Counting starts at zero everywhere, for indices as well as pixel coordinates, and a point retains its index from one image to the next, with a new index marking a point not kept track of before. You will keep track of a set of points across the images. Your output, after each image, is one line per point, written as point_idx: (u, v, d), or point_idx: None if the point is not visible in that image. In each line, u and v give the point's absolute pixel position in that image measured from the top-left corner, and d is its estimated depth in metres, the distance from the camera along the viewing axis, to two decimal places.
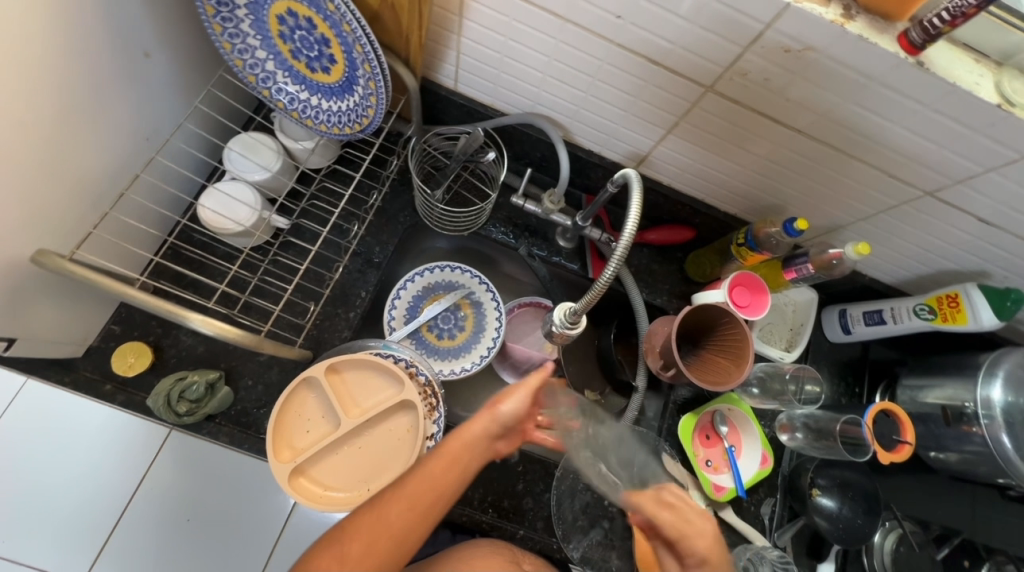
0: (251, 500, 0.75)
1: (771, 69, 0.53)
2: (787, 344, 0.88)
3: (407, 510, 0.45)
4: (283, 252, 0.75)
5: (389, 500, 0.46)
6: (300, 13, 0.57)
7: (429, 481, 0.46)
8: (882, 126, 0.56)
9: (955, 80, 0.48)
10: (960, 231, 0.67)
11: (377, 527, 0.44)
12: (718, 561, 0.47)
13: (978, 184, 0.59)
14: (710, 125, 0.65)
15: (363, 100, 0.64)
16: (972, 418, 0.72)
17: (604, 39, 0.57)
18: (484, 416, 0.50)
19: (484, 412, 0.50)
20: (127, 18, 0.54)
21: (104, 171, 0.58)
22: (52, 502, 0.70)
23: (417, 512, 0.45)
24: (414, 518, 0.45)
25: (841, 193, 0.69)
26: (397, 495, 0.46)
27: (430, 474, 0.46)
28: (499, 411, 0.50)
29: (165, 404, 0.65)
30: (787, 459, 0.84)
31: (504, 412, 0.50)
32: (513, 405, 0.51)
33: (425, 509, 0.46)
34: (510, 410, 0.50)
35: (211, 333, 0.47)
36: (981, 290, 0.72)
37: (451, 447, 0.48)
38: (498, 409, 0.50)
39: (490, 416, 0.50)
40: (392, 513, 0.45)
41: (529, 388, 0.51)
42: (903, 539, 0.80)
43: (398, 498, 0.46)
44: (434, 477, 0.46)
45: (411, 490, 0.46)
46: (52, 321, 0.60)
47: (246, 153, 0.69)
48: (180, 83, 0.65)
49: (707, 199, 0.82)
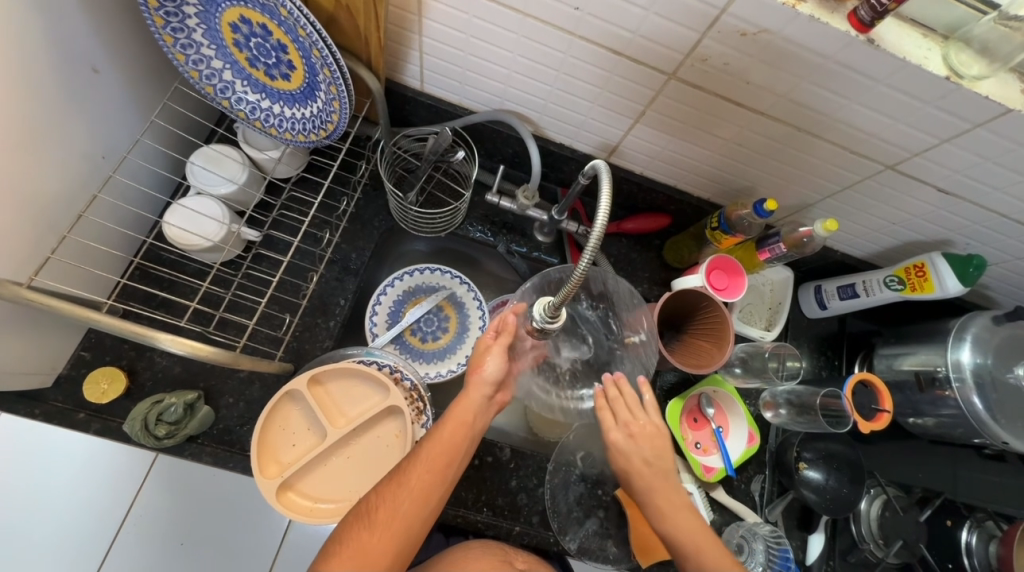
0: (253, 515, 0.84)
1: (730, 54, 0.54)
2: (767, 322, 0.90)
3: (427, 472, 0.52)
4: (256, 265, 0.74)
5: (409, 468, 0.52)
6: (253, 20, 0.55)
7: (441, 445, 0.53)
8: (841, 104, 0.57)
9: (906, 55, 0.49)
10: (922, 203, 0.69)
11: (401, 489, 0.51)
12: (648, 441, 0.58)
13: (935, 155, 0.60)
14: (675, 111, 0.66)
15: (326, 105, 0.62)
16: (944, 382, 0.75)
17: (564, 32, 0.57)
18: (478, 382, 0.57)
19: (476, 378, 0.57)
20: (71, 33, 0.52)
21: (59, 193, 0.56)
22: (58, 526, 0.78)
23: (436, 472, 0.52)
24: (434, 478, 0.52)
25: (808, 172, 0.70)
26: (416, 461, 0.52)
27: (441, 440, 0.53)
28: (484, 373, 0.57)
29: (143, 428, 0.63)
30: (773, 436, 0.86)
31: (494, 374, 0.57)
32: (499, 366, 0.57)
33: (442, 470, 0.53)
34: (494, 370, 0.57)
35: (183, 353, 0.46)
36: (945, 258, 0.74)
37: (457, 413, 0.55)
38: (484, 371, 0.57)
39: (480, 377, 0.57)
40: (413, 478, 0.52)
41: (502, 345, 0.58)
42: (888, 504, 0.82)
43: (416, 466, 0.52)
44: (445, 439, 0.53)
45: (425, 457, 0.53)
46: (16, 352, 0.58)
47: (210, 166, 0.68)
48: (133, 97, 0.63)
49: (679, 185, 0.83)
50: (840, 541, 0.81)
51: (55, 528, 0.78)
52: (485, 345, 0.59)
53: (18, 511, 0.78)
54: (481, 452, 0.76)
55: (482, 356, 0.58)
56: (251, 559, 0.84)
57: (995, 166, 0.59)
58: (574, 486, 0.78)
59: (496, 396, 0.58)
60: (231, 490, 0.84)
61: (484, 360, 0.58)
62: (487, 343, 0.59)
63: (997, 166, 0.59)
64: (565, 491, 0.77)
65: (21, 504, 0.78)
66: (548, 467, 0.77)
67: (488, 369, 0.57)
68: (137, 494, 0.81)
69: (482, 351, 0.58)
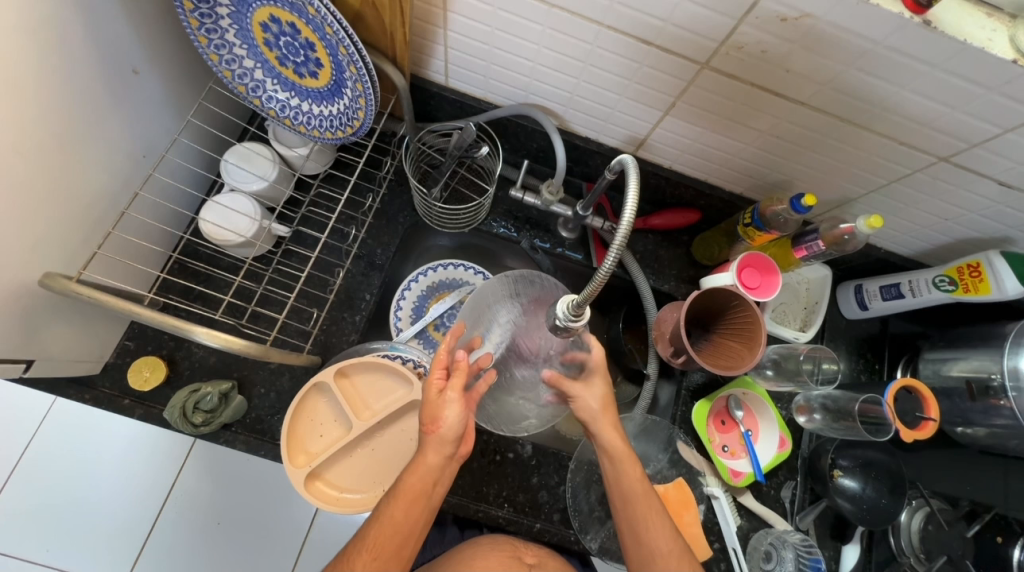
0: (288, 499, 0.88)
1: (768, 40, 0.51)
2: (802, 323, 0.86)
3: (377, 559, 0.50)
4: (286, 260, 0.75)
5: (357, 552, 0.50)
6: (283, 20, 0.56)
7: (392, 524, 0.51)
8: (892, 92, 0.53)
9: (967, 38, 0.45)
10: (980, 197, 0.64)
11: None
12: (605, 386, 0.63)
13: (996, 146, 0.56)
14: (707, 102, 0.63)
15: (352, 102, 0.62)
16: (999, 391, 0.70)
17: (591, 23, 0.56)
18: (433, 445, 0.53)
19: (428, 443, 0.53)
20: (114, 37, 0.55)
21: (103, 191, 0.59)
22: (110, 502, 0.84)
23: (385, 555, 0.50)
24: (385, 562, 0.50)
25: (852, 165, 0.66)
26: (366, 545, 0.50)
27: (390, 519, 0.51)
28: (440, 433, 0.53)
29: (182, 415, 0.66)
30: (805, 441, 0.82)
31: (448, 433, 0.53)
32: (455, 423, 0.53)
33: (393, 552, 0.51)
34: (449, 423, 0.53)
35: (216, 346, 0.47)
36: (1003, 257, 0.68)
37: (408, 485, 0.52)
38: (438, 429, 0.53)
39: (434, 440, 0.53)
40: (359, 565, 0.50)
41: (455, 395, 0.54)
42: (931, 517, 0.79)
43: (364, 552, 0.50)
44: (394, 519, 0.51)
45: (374, 540, 0.51)
46: (67, 341, 0.61)
47: (242, 164, 0.70)
48: (171, 97, 0.65)
49: (710, 179, 0.80)
50: (876, 553, 0.78)
51: (108, 505, 0.84)
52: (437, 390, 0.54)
53: (74, 488, 0.84)
54: (503, 448, 0.76)
55: (435, 406, 0.54)
56: (284, 542, 0.87)
57: None
58: (596, 485, 0.76)
59: (457, 450, 0.55)
60: (264, 476, 0.87)
61: (439, 412, 0.53)
62: (436, 385, 0.55)
63: None
64: (586, 491, 0.76)
65: (78, 481, 0.84)
66: (569, 465, 0.76)
67: (443, 427, 0.53)
68: (178, 476, 0.86)
69: (434, 398, 0.54)
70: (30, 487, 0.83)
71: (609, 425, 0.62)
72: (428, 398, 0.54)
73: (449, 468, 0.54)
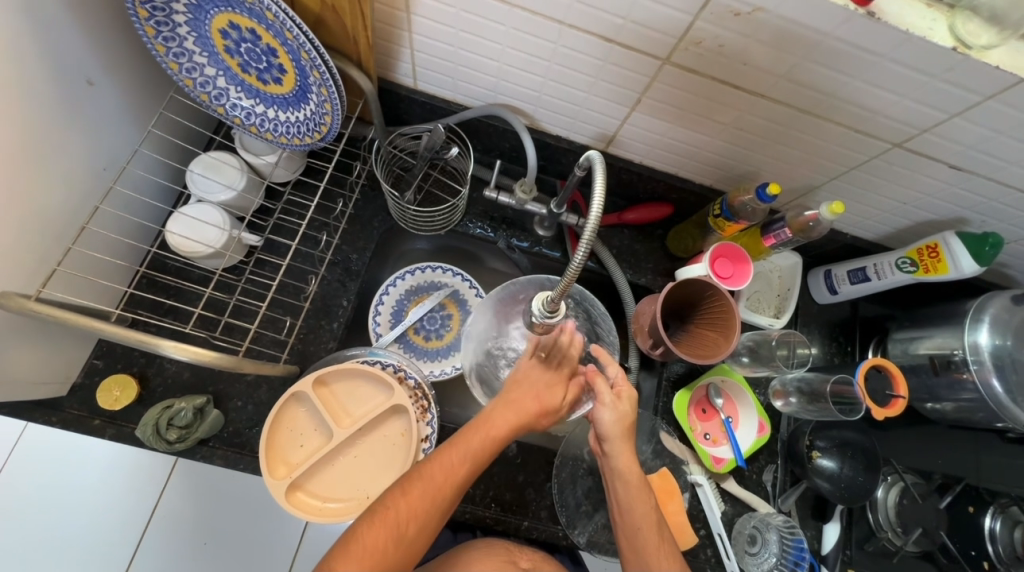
0: (275, 513, 0.86)
1: (725, 35, 0.52)
2: (776, 310, 0.88)
3: (424, 499, 0.50)
4: (259, 270, 0.74)
5: (402, 492, 0.50)
6: (242, 26, 0.55)
7: (447, 469, 0.52)
8: (844, 82, 0.55)
9: (909, 28, 0.47)
10: (934, 180, 0.67)
11: (427, 489, 0.50)
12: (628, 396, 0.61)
13: (944, 131, 0.58)
14: (672, 97, 0.64)
15: (318, 107, 0.62)
16: (961, 365, 0.73)
17: (554, 21, 0.56)
18: (508, 410, 0.57)
19: (506, 406, 0.57)
20: (66, 48, 0.53)
21: (61, 207, 0.57)
22: (86, 528, 0.81)
23: (431, 498, 0.50)
24: (426, 505, 0.50)
25: (813, 154, 0.68)
26: (416, 482, 0.50)
27: (447, 462, 0.52)
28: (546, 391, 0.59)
29: (155, 433, 0.64)
30: (784, 425, 0.85)
31: (526, 406, 0.57)
32: (536, 396, 0.58)
33: (437, 499, 0.51)
34: (557, 391, 0.59)
35: (187, 359, 0.46)
36: (960, 237, 0.71)
37: (474, 436, 0.54)
38: (516, 398, 0.57)
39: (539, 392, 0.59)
40: (436, 470, 0.51)
41: (554, 379, 0.60)
42: (906, 492, 0.81)
43: (410, 493, 0.50)
44: (450, 465, 0.52)
45: (425, 480, 0.51)
46: (28, 363, 0.59)
47: (207, 173, 0.68)
48: (130, 108, 0.64)
49: (680, 172, 0.81)
50: (856, 530, 0.80)
51: (84, 531, 0.81)
52: (540, 366, 0.60)
53: (47, 516, 0.81)
54: None
55: (528, 378, 0.59)
56: (272, 559, 0.85)
57: (1008, 139, 0.57)
58: (582, 480, 0.77)
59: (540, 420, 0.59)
60: (249, 492, 0.86)
61: (544, 381, 0.60)
62: (534, 361, 0.61)
63: (1011, 140, 0.57)
64: (573, 485, 0.76)
65: (51, 508, 0.81)
66: (555, 462, 0.77)
67: (523, 400, 0.58)
68: (159, 497, 0.83)
69: (527, 372, 0.60)
70: None
71: (625, 453, 0.60)
72: (526, 373, 0.60)
73: (511, 441, 0.56)
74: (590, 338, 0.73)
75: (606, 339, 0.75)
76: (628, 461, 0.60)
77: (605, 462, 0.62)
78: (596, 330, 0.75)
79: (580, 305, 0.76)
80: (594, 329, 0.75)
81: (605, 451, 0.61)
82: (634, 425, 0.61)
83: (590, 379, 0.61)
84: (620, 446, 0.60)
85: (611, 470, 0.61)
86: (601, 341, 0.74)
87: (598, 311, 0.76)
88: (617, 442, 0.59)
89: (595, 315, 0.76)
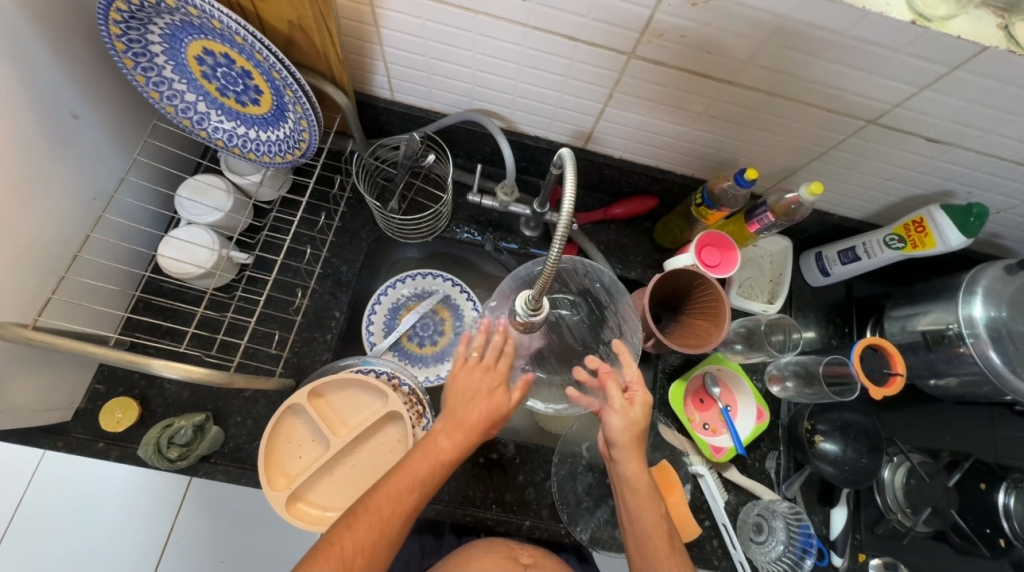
0: (287, 531, 0.87)
1: (685, 25, 0.53)
2: (769, 295, 0.87)
3: (372, 531, 0.50)
4: (251, 287, 0.76)
5: (348, 526, 0.50)
6: (216, 51, 0.57)
7: (393, 497, 0.52)
8: (809, 62, 0.55)
9: (865, 4, 0.47)
10: (914, 155, 0.66)
11: (373, 517, 0.51)
12: (642, 402, 0.60)
13: (916, 104, 0.58)
14: (644, 90, 0.65)
15: (296, 125, 0.63)
16: (957, 339, 0.72)
17: (517, 24, 0.57)
18: (451, 429, 0.57)
19: (450, 427, 0.57)
20: (49, 85, 0.55)
21: (53, 237, 0.59)
22: (103, 552, 0.83)
23: (378, 529, 0.51)
24: (373, 537, 0.50)
25: (790, 136, 0.68)
26: (363, 515, 0.51)
27: (393, 491, 0.53)
28: (488, 399, 0.58)
29: (157, 452, 0.66)
30: (784, 411, 0.83)
31: (471, 423, 0.57)
32: (480, 411, 0.58)
33: (385, 530, 0.51)
34: (501, 396, 0.59)
35: (178, 376, 0.47)
36: (945, 210, 0.70)
37: (420, 463, 0.55)
38: (463, 416, 0.57)
39: (486, 403, 0.58)
40: (380, 502, 0.52)
41: (493, 385, 0.59)
42: (913, 471, 0.79)
43: (357, 527, 0.50)
44: (396, 494, 0.53)
45: (373, 513, 0.51)
46: (32, 391, 0.61)
47: (195, 197, 0.70)
48: (116, 138, 0.66)
49: (661, 164, 0.82)
50: (865, 514, 0.79)
51: (101, 555, 0.83)
52: (477, 371, 0.60)
53: (63, 542, 0.83)
54: (486, 451, 0.76)
55: (467, 391, 0.59)
56: None
57: (984, 108, 0.56)
58: (582, 476, 0.77)
59: (491, 428, 0.59)
60: (258, 510, 0.86)
61: (476, 390, 0.59)
62: (471, 371, 0.60)
63: (986, 108, 0.56)
64: (573, 482, 0.76)
65: (67, 535, 0.83)
66: (554, 460, 0.77)
67: (468, 415, 0.57)
68: (173, 519, 0.85)
69: (465, 384, 0.59)
70: (17, 547, 0.82)
71: (633, 460, 0.59)
72: (464, 382, 0.59)
73: (462, 459, 0.57)
74: (613, 333, 0.75)
75: (629, 337, 0.74)
76: (637, 469, 0.59)
77: (613, 468, 0.62)
78: (621, 326, 0.75)
79: (609, 295, 0.77)
80: (618, 324, 0.76)
81: (613, 457, 0.61)
82: (644, 432, 0.61)
83: (602, 380, 0.61)
84: (628, 454, 0.59)
85: (618, 477, 0.61)
86: (623, 337, 0.74)
87: (626, 307, 0.75)
88: (626, 449, 0.59)
89: (622, 310, 0.76)
